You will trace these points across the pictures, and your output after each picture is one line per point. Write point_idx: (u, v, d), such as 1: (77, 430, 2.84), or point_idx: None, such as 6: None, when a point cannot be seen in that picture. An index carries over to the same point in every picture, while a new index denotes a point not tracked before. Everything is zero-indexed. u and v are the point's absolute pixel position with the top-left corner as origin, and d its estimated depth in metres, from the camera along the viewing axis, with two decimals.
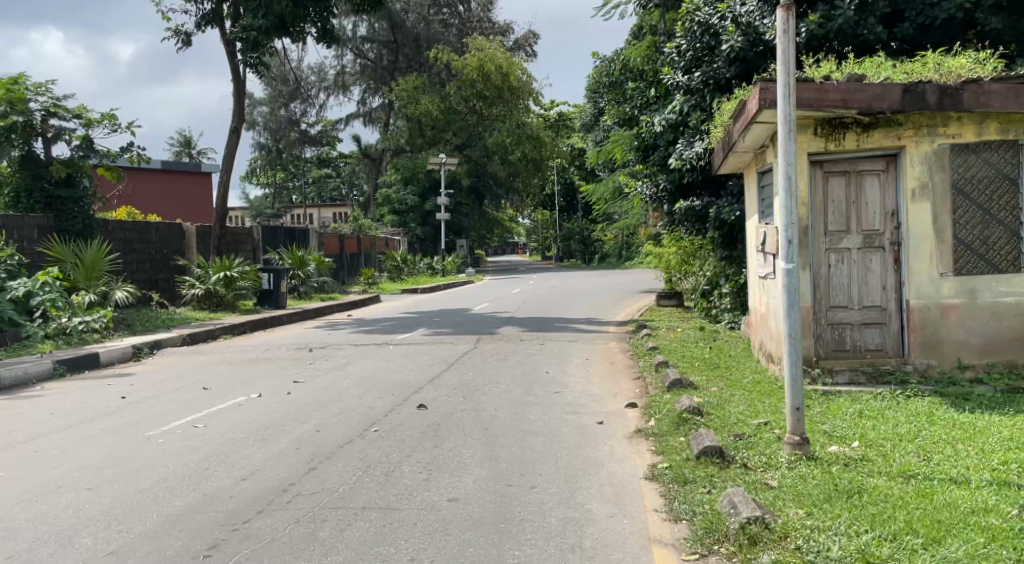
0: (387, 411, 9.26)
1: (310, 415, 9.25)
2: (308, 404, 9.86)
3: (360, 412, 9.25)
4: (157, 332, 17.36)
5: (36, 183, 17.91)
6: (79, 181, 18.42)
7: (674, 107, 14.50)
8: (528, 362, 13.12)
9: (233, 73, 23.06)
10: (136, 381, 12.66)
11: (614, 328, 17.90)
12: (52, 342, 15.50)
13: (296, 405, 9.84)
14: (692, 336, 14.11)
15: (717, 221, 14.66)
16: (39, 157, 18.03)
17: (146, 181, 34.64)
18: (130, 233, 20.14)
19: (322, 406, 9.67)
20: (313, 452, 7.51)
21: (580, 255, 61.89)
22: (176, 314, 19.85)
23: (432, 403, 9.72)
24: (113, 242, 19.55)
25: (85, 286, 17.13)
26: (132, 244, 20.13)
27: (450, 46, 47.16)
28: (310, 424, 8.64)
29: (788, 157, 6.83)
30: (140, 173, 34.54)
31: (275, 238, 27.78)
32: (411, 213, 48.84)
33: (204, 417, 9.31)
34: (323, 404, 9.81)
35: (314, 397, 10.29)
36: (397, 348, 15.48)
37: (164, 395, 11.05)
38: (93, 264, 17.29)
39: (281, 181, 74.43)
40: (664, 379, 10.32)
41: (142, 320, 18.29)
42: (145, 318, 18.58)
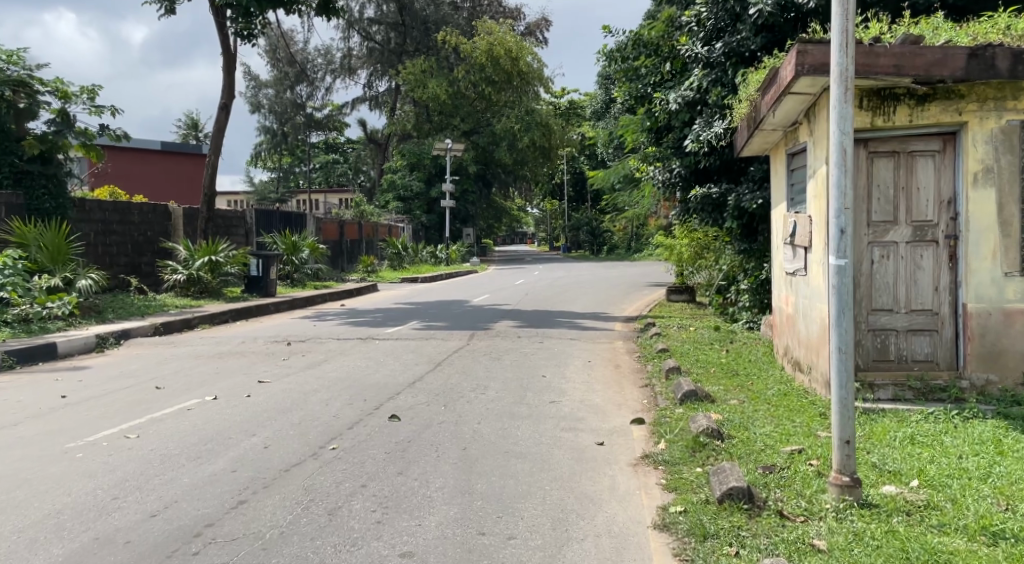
0: (352, 422, 7.90)
1: (264, 421, 7.91)
2: (266, 410, 8.51)
3: (321, 421, 7.91)
4: (130, 320, 15.98)
5: (6, 158, 16.53)
6: (54, 158, 17.07)
7: (692, 82, 13.12)
8: (524, 363, 11.78)
9: (224, 44, 21.65)
10: (84, 375, 11.30)
11: (620, 324, 16.56)
12: (10, 329, 14.14)
13: (253, 411, 8.48)
14: (706, 337, 12.74)
15: (734, 211, 13.18)
16: (10, 129, 16.65)
17: (146, 162, 33.51)
18: (110, 214, 18.76)
19: (279, 413, 8.34)
20: (252, 473, 6.18)
21: (589, 246, 60.49)
22: (154, 300, 18.48)
23: (407, 414, 8.37)
24: (90, 224, 18.17)
25: (53, 270, 15.53)
26: (111, 226, 18.76)
27: (460, 29, 45.60)
28: (259, 434, 7.32)
29: (843, 124, 5.34)
30: (122, 152, 32.85)
31: (269, 223, 26.34)
32: (416, 199, 47.37)
33: (140, 422, 7.97)
34: (282, 411, 8.47)
35: (274, 401, 8.96)
36: (383, 344, 14.12)
37: (109, 391, 9.72)
38: (59, 246, 15.70)
39: (286, 166, 73.21)
40: (676, 390, 8.92)
41: (114, 307, 16.93)
42: (119, 305, 17.21)
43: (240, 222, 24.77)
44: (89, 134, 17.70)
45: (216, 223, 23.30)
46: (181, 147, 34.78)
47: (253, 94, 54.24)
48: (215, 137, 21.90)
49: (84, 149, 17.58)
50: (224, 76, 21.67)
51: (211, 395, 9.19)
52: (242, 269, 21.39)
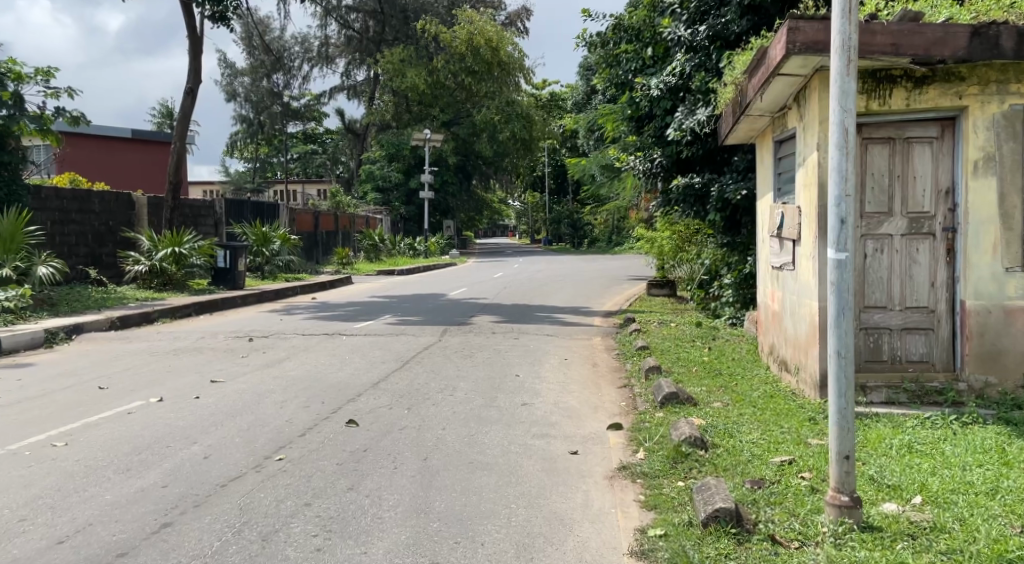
0: (305, 427, 7.32)
1: (208, 428, 7.31)
2: (213, 414, 7.91)
3: (270, 428, 7.32)
4: (86, 314, 15.29)
5: None
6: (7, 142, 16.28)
7: (674, 68, 12.59)
8: (497, 361, 11.19)
9: (191, 28, 20.96)
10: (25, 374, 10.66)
11: (599, 320, 16.00)
12: None
13: (198, 414, 7.86)
14: (688, 334, 12.19)
15: (717, 202, 12.58)
16: None
17: (113, 150, 32.77)
18: (69, 202, 17.99)
19: (226, 418, 7.72)
20: (185, 486, 5.59)
21: (570, 239, 59.93)
22: (113, 293, 17.74)
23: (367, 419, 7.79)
24: (46, 212, 17.37)
25: (3, 260, 14.88)
26: (70, 214, 17.97)
27: (439, 17, 44.84)
28: (200, 442, 6.71)
29: (844, 100, 4.70)
30: (89, 139, 32.06)
31: (239, 213, 25.56)
32: (395, 190, 46.54)
33: (71, 427, 7.35)
34: (230, 415, 7.86)
35: (223, 403, 8.35)
36: (350, 340, 13.51)
37: (47, 392, 9.07)
38: (11, 234, 14.96)
39: (263, 156, 72.23)
40: (656, 392, 8.36)
41: (69, 300, 16.21)
42: (74, 297, 16.49)
43: (209, 211, 24.00)
44: (45, 117, 16.72)
45: (183, 212, 22.55)
46: (151, 135, 33.97)
47: (228, 83, 53.17)
48: (181, 125, 21.18)
49: (40, 133, 16.55)
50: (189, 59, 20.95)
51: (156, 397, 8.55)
52: (210, 261, 20.66)
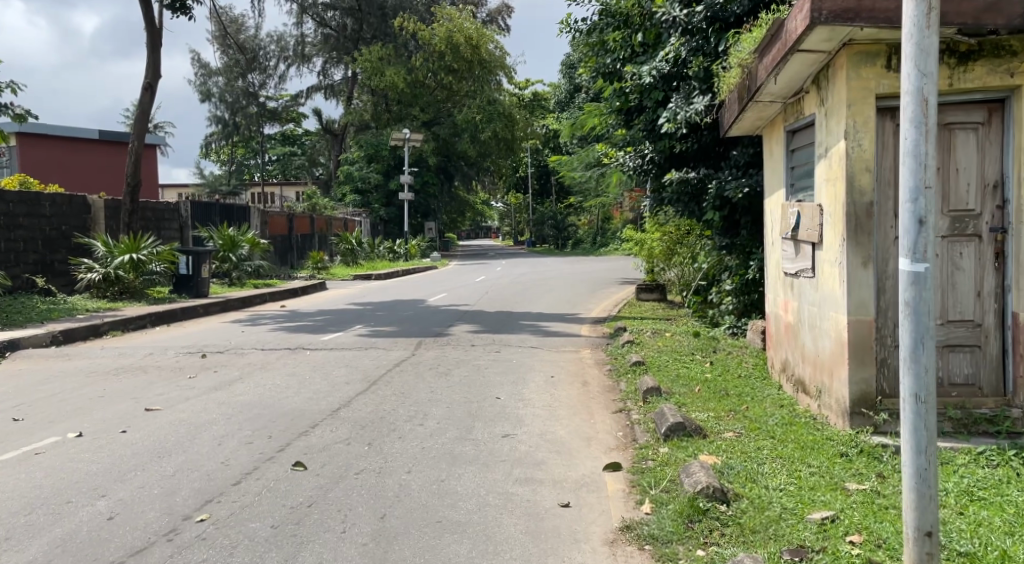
0: (243, 475, 7.06)
1: (121, 481, 7.05)
2: (136, 457, 7.69)
3: (200, 476, 7.08)
4: (27, 328, 14.13)
5: None
6: None
7: (667, 53, 11.51)
8: (473, 381, 10.17)
9: (149, 20, 19.85)
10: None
11: (586, 328, 14.92)
12: None
13: (121, 458, 7.66)
14: (686, 344, 11.11)
15: (715, 200, 11.43)
16: None
17: (78, 152, 31.60)
18: (17, 206, 16.76)
19: (149, 462, 7.52)
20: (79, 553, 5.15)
21: (553, 240, 58.48)
22: (63, 304, 16.59)
23: (310, 483, 6.73)
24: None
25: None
26: (17, 219, 16.71)
27: (418, 15, 43.61)
28: (107, 497, 6.67)
29: (923, 60, 3.85)
30: (54, 140, 30.87)
31: (207, 216, 24.29)
32: (373, 192, 45.16)
33: None
34: (156, 458, 7.62)
35: (151, 442, 8.11)
36: (314, 356, 12.46)
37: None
38: None
39: (239, 157, 70.83)
40: (659, 421, 7.32)
41: (11, 313, 15.10)
42: (16, 310, 15.35)
43: (173, 215, 22.74)
44: None
45: (144, 215, 21.32)
46: (118, 136, 32.62)
47: (202, 83, 51.58)
48: (137, 123, 20.24)
49: None
50: (147, 53, 19.98)
51: (74, 432, 8.54)
52: (170, 268, 19.45)
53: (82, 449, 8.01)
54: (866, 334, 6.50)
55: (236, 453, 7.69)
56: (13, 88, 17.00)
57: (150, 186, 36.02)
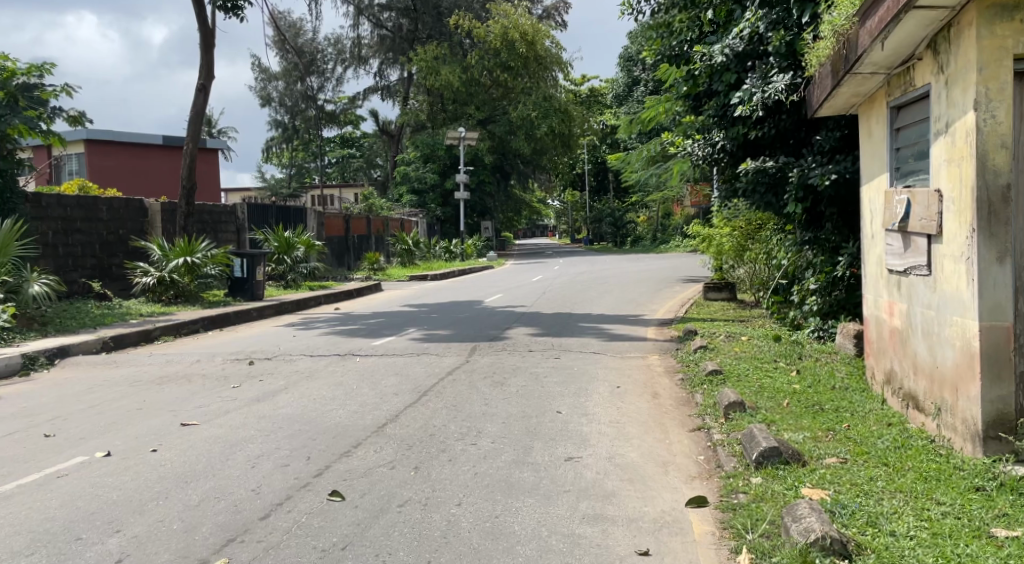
0: (279, 501, 6.39)
1: (140, 512, 6.31)
2: (161, 482, 6.94)
3: (227, 507, 6.31)
4: (77, 333, 13.59)
5: None
6: None
7: (743, 29, 10.52)
8: (533, 393, 9.29)
9: (202, 21, 19.39)
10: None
11: (652, 331, 13.91)
12: None
13: (149, 481, 6.99)
14: (766, 350, 10.09)
15: (797, 190, 10.30)
16: None
17: (143, 157, 31.52)
18: (73, 210, 16.38)
19: (174, 488, 6.77)
20: None
21: (612, 238, 57.07)
22: (119, 309, 16.04)
23: (345, 521, 5.96)
24: (47, 221, 15.80)
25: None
26: (73, 223, 16.37)
27: (474, 13, 42.80)
28: (121, 532, 5.94)
29: None
30: (120, 146, 30.85)
31: (263, 218, 23.79)
32: (429, 192, 44.45)
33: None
34: (181, 484, 6.87)
35: (183, 463, 7.40)
36: (364, 362, 11.69)
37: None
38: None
39: (299, 160, 71.06)
40: (748, 445, 6.66)
41: (64, 319, 14.55)
42: (70, 315, 14.85)
43: (230, 218, 22.29)
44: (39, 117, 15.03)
45: (200, 218, 20.89)
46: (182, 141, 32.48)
47: (262, 87, 51.61)
48: (192, 126, 19.79)
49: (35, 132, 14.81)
50: (200, 54, 19.48)
51: (103, 451, 7.84)
52: (225, 270, 18.85)
53: (107, 471, 7.28)
54: (1002, 343, 5.46)
55: (269, 477, 6.90)
56: (68, 91, 16.56)
57: (211, 190, 35.83)
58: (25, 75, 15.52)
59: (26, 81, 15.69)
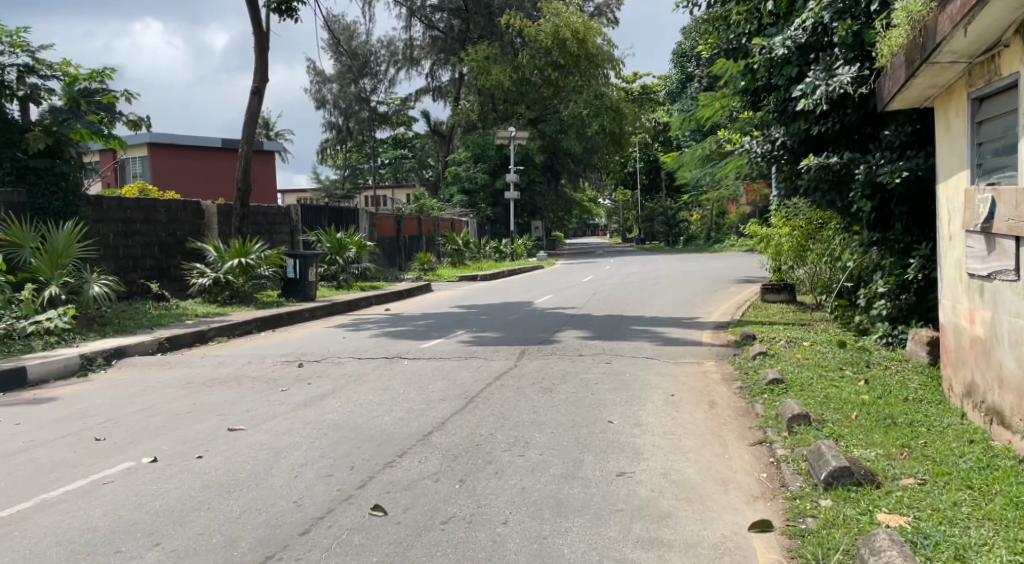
0: (320, 514, 6.12)
1: (180, 524, 6.06)
2: (204, 491, 6.70)
3: (267, 520, 6.05)
4: (133, 333, 13.46)
5: (8, 151, 13.92)
6: (65, 152, 14.49)
7: (806, 20, 10.03)
8: (586, 400, 8.91)
9: (256, 24, 19.34)
10: (27, 427, 8.86)
11: (708, 334, 13.43)
12: None
13: (191, 489, 6.76)
14: (831, 356, 9.59)
15: (864, 187, 9.79)
16: (14, 120, 14.07)
17: (203, 159, 31.73)
18: (133, 212, 16.40)
19: (216, 498, 6.52)
20: None
21: (664, 237, 56.29)
22: (175, 310, 15.97)
23: (387, 539, 5.67)
24: (109, 223, 15.84)
25: (49, 277, 12.93)
26: (134, 225, 16.38)
27: (525, 11, 42.45)
28: (160, 546, 5.71)
29: None
30: (181, 149, 31.10)
31: (316, 219, 23.70)
32: (480, 192, 44.18)
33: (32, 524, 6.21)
34: (224, 493, 6.61)
35: (227, 470, 7.16)
36: (413, 366, 11.40)
37: (13, 483, 7.09)
38: (60, 249, 13.17)
39: (351, 161, 71.42)
40: (815, 463, 6.26)
41: (122, 319, 14.40)
42: (128, 316, 14.74)
43: (284, 220, 22.24)
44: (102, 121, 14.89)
45: (254, 220, 20.85)
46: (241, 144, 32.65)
47: (316, 90, 51.88)
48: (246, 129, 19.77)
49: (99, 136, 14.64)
50: (254, 57, 19.43)
51: (149, 457, 7.62)
52: (278, 271, 18.73)
53: (152, 478, 7.05)
54: None
55: (311, 488, 6.60)
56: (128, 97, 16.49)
57: (267, 192, 35.96)
58: (85, 81, 14.75)
59: (90, 87, 14.95)
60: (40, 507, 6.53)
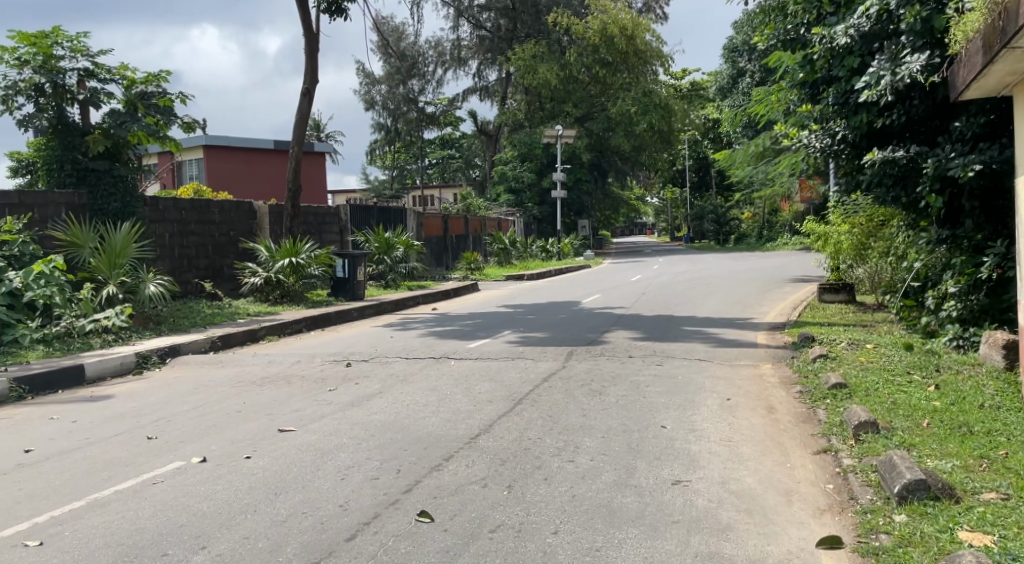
0: (364, 520, 5.87)
1: (227, 527, 5.87)
2: (250, 492, 6.51)
3: (313, 525, 5.83)
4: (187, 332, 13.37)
5: (69, 154, 13.93)
6: (124, 155, 14.47)
7: (870, 7, 9.59)
8: (640, 404, 8.57)
9: (306, 25, 19.26)
10: (81, 424, 8.77)
11: (763, 336, 12.99)
12: (46, 346, 11.50)
13: (236, 491, 6.57)
14: (897, 359, 9.14)
15: (934, 181, 9.34)
16: (75, 123, 14.06)
17: (256, 161, 31.89)
18: (187, 212, 16.40)
19: (262, 501, 6.31)
20: None
21: (714, 235, 55.45)
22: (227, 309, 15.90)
23: (433, 548, 5.42)
24: (164, 224, 15.86)
25: (107, 276, 12.93)
26: (189, 225, 16.39)
27: (573, 9, 42.08)
28: (205, 550, 5.53)
29: None
30: (235, 150, 31.29)
31: (364, 219, 23.58)
32: (527, 191, 43.88)
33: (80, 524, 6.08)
34: (271, 496, 6.41)
35: (274, 471, 6.97)
36: (461, 366, 11.15)
37: (65, 482, 6.97)
38: (118, 249, 13.16)
39: (398, 161, 71.64)
40: (886, 474, 5.88)
41: (177, 319, 14.30)
42: (184, 315, 14.66)
43: (333, 220, 22.17)
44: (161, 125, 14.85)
45: (303, 219, 20.80)
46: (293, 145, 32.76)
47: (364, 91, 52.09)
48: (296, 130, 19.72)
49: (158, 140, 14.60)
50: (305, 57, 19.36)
51: (199, 457, 7.45)
52: (327, 271, 18.61)
53: (200, 478, 6.88)
54: None
55: (357, 492, 6.37)
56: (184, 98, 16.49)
57: (318, 193, 36.02)
58: (142, 84, 14.49)
59: (147, 89, 14.74)
60: (86, 507, 6.39)
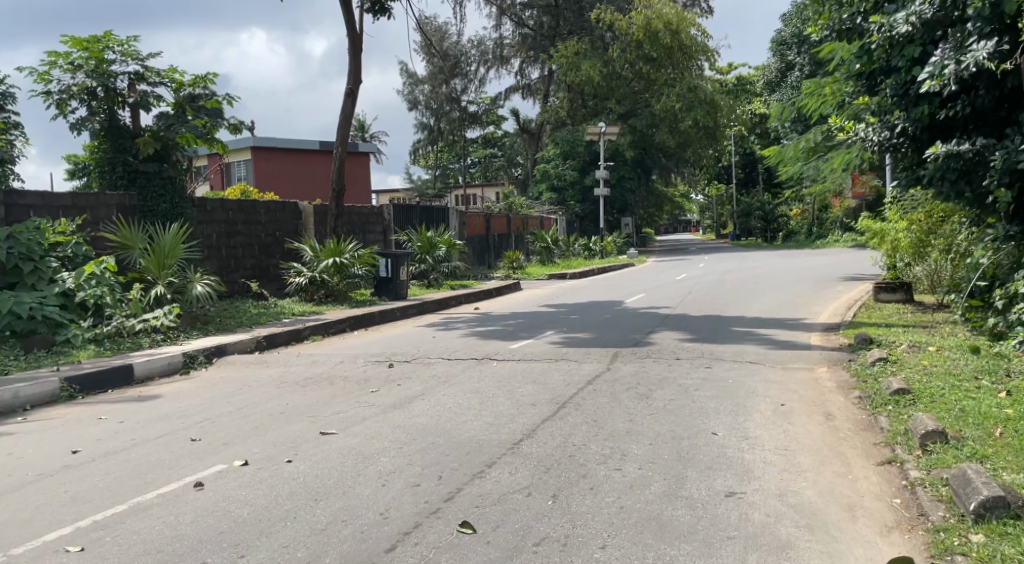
0: (404, 530, 5.61)
1: (265, 535, 5.64)
2: (290, 498, 6.27)
3: (352, 535, 5.57)
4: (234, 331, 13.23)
5: (119, 156, 13.91)
6: (174, 157, 14.41)
7: None
8: (691, 408, 8.20)
9: (349, 25, 19.10)
10: (126, 425, 8.64)
11: (818, 336, 12.51)
12: (97, 346, 11.40)
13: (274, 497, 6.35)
14: (964, 362, 8.66)
15: (1003, 175, 8.88)
16: (125, 125, 14.04)
17: (302, 161, 31.92)
18: (234, 213, 16.32)
19: (302, 507, 6.08)
20: None
21: (761, 232, 54.49)
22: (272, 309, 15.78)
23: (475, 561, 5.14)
24: (212, 224, 15.80)
25: (157, 277, 12.79)
26: (236, 226, 16.32)
27: (616, 5, 41.62)
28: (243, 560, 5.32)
29: None
30: (281, 151, 31.36)
31: (408, 219, 23.38)
32: (569, 189, 43.47)
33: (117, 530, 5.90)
34: (310, 502, 6.18)
35: (314, 476, 6.73)
36: (506, 367, 10.85)
37: (107, 485, 6.81)
38: (168, 250, 12.97)
39: (442, 160, 71.61)
40: (960, 487, 5.48)
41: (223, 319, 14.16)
42: (230, 315, 14.53)
43: (377, 221, 22.03)
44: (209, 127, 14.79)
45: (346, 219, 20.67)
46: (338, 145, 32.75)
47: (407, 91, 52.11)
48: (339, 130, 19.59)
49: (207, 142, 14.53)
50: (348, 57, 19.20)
51: (240, 460, 7.25)
52: (371, 271, 18.41)
53: (241, 483, 6.67)
54: None
55: (398, 499, 6.11)
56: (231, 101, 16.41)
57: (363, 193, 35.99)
58: (191, 86, 14.50)
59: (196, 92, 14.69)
60: (125, 511, 6.22)
